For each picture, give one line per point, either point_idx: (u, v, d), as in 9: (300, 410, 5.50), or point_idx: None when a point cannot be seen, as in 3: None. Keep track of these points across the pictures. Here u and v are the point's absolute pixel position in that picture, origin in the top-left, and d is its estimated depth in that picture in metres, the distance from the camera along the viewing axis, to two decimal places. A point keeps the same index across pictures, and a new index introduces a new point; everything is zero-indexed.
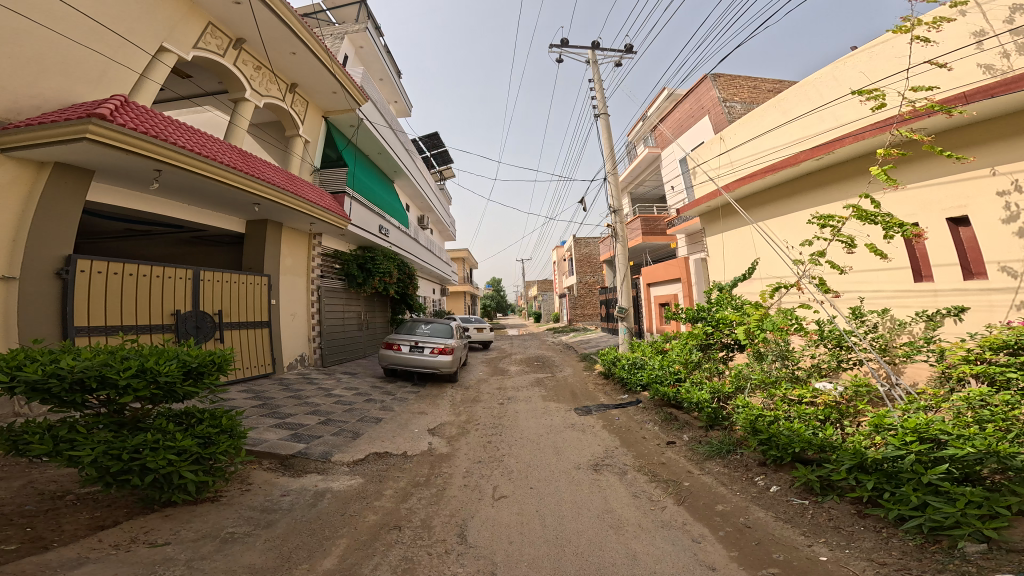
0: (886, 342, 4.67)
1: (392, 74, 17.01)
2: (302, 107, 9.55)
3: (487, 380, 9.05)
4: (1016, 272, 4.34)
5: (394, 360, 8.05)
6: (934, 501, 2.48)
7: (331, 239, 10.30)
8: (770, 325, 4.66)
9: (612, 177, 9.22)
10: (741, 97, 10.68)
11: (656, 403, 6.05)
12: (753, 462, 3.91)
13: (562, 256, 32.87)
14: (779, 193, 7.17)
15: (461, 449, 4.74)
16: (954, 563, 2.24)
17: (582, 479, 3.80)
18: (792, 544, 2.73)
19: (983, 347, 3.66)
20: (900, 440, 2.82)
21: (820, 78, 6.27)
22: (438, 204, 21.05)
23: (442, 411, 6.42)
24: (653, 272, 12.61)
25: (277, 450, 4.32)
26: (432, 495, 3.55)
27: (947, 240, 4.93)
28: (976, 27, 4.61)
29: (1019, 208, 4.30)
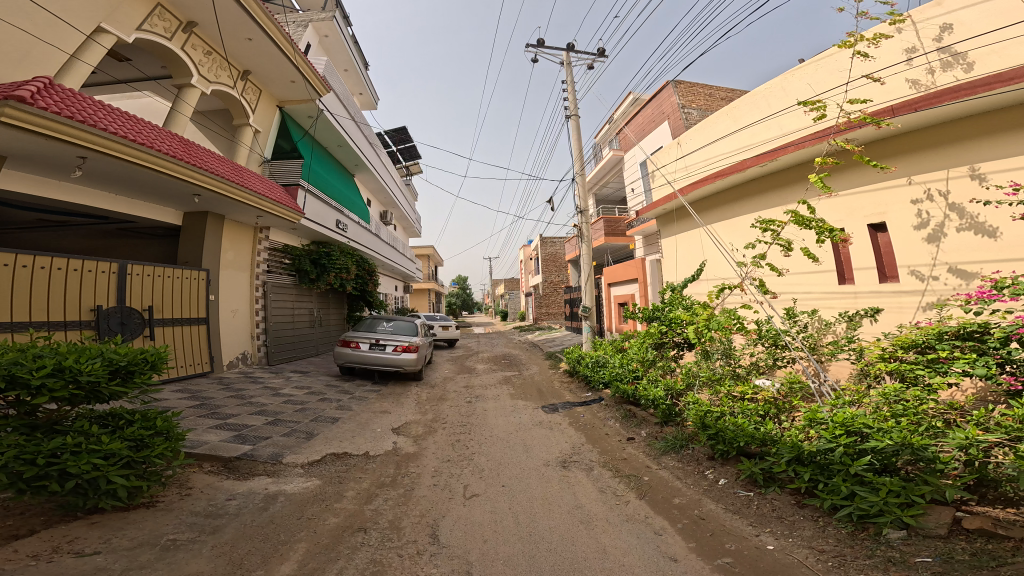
0: (816, 342, 4.99)
1: (358, 64, 16.45)
2: (253, 95, 8.95)
3: (452, 378, 8.91)
4: (923, 275, 4.81)
5: (351, 358, 7.73)
6: (861, 491, 2.68)
7: (280, 233, 9.72)
8: (716, 325, 4.95)
9: (580, 178, 9.32)
10: (697, 104, 11.15)
11: (618, 400, 6.15)
12: (703, 456, 4.06)
13: (528, 255, 33.18)
14: (728, 198, 7.56)
15: (427, 448, 4.62)
16: (881, 549, 2.45)
17: (551, 476, 3.80)
18: (742, 534, 2.86)
19: (897, 346, 3.96)
20: (832, 434, 3.01)
21: (770, 89, 6.65)
22: (402, 200, 20.59)
23: (405, 410, 6.25)
24: (613, 272, 12.94)
25: (221, 453, 4.02)
26: (398, 496, 3.42)
27: (869, 244, 5.38)
28: (907, 44, 5.06)
29: (929, 216, 4.78)
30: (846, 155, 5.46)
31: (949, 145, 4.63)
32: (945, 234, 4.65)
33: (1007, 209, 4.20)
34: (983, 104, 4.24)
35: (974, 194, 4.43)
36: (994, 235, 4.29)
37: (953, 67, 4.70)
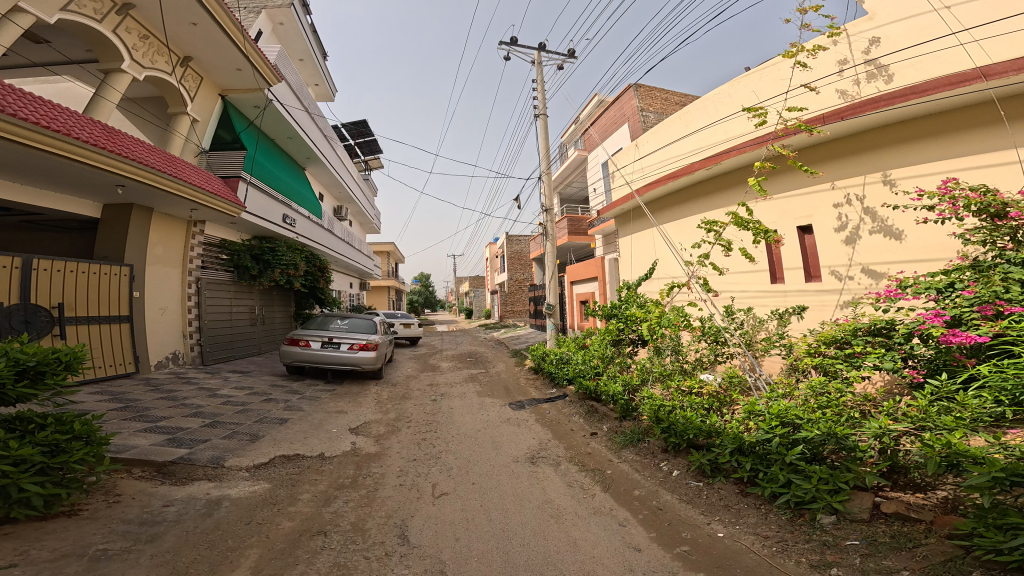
0: (752, 339, 5.27)
1: (314, 55, 15.69)
2: (194, 83, 8.24)
3: (414, 377, 8.67)
4: (841, 275, 5.26)
5: (302, 356, 7.35)
6: (796, 479, 2.89)
7: (217, 227, 9.06)
8: (667, 322, 5.14)
9: (546, 176, 9.34)
10: (655, 107, 11.53)
11: (581, 396, 6.23)
12: (658, 449, 4.17)
13: (494, 253, 33.13)
14: (678, 199, 7.87)
15: (390, 448, 4.47)
16: (816, 533, 2.64)
17: (520, 472, 3.79)
18: (695, 522, 2.98)
19: (820, 341, 4.22)
20: (769, 425, 3.20)
21: (720, 93, 6.93)
22: (359, 194, 19.84)
23: (363, 410, 6.01)
24: (575, 271, 13.15)
25: (152, 458, 3.65)
26: (361, 497, 3.27)
27: (796, 246, 5.80)
28: (840, 56, 5.40)
29: (848, 220, 5.20)
30: (783, 160, 5.81)
31: (864, 154, 5.05)
32: (859, 236, 5.09)
33: (910, 214, 4.62)
34: (900, 113, 4.61)
35: (886, 199, 4.86)
36: (899, 237, 4.73)
37: (876, 79, 5.08)
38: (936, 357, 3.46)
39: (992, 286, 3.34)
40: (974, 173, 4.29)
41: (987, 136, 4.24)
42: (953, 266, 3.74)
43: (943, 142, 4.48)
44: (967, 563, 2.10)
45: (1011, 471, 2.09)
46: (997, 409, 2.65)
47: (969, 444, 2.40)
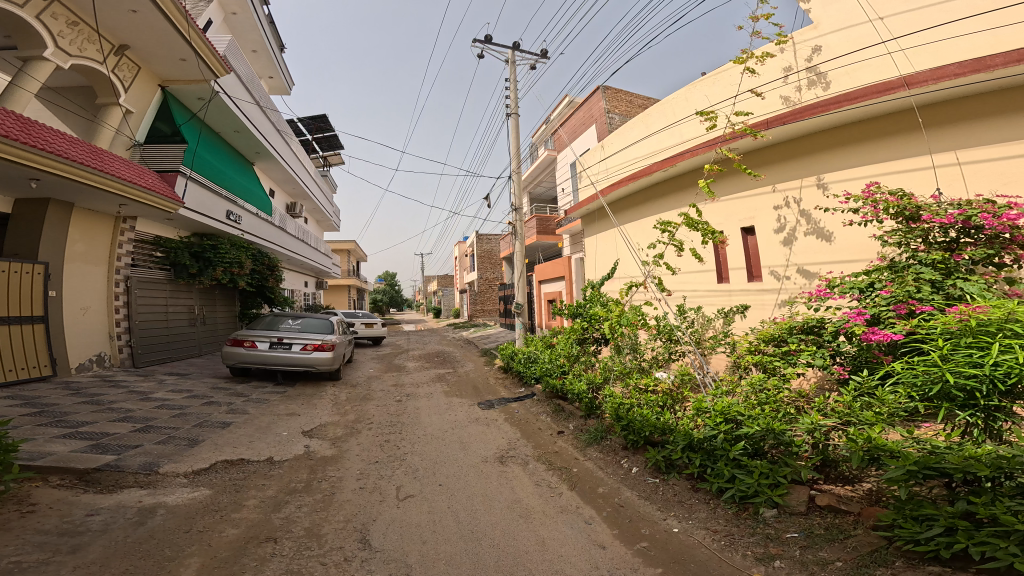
0: (701, 336, 5.38)
1: (270, 48, 14.99)
2: (130, 72, 7.55)
3: (376, 378, 8.36)
4: (778, 275, 5.61)
5: (246, 358, 6.90)
6: (740, 475, 3.05)
7: (149, 224, 8.36)
8: (626, 320, 5.22)
9: (516, 176, 9.34)
10: (620, 109, 11.82)
11: (548, 394, 6.23)
12: (619, 446, 4.21)
13: (463, 252, 32.79)
14: (637, 201, 8.12)
15: (349, 450, 4.27)
16: (760, 527, 2.76)
17: (489, 472, 3.73)
18: (652, 518, 3.06)
19: (760, 340, 4.40)
20: (714, 421, 3.33)
21: (677, 97, 7.20)
22: (315, 190, 18.97)
23: (319, 412, 5.72)
24: (544, 271, 13.24)
25: (73, 465, 3.29)
26: (318, 501, 3.10)
27: (740, 246, 6.13)
28: (786, 63, 5.69)
29: (786, 222, 5.54)
30: (729, 163, 6.14)
31: (804, 157, 5.36)
32: (796, 238, 5.44)
33: (837, 216, 4.98)
34: (836, 119, 4.91)
35: (818, 203, 5.22)
36: (828, 238, 5.09)
37: (815, 86, 5.38)
38: (859, 354, 3.72)
39: (906, 286, 3.65)
40: (895, 177, 4.65)
41: (909, 143, 4.56)
42: (873, 266, 4.04)
43: (872, 148, 4.81)
44: (891, 553, 2.26)
45: (922, 465, 2.28)
46: (910, 405, 2.76)
47: (890, 442, 2.57)
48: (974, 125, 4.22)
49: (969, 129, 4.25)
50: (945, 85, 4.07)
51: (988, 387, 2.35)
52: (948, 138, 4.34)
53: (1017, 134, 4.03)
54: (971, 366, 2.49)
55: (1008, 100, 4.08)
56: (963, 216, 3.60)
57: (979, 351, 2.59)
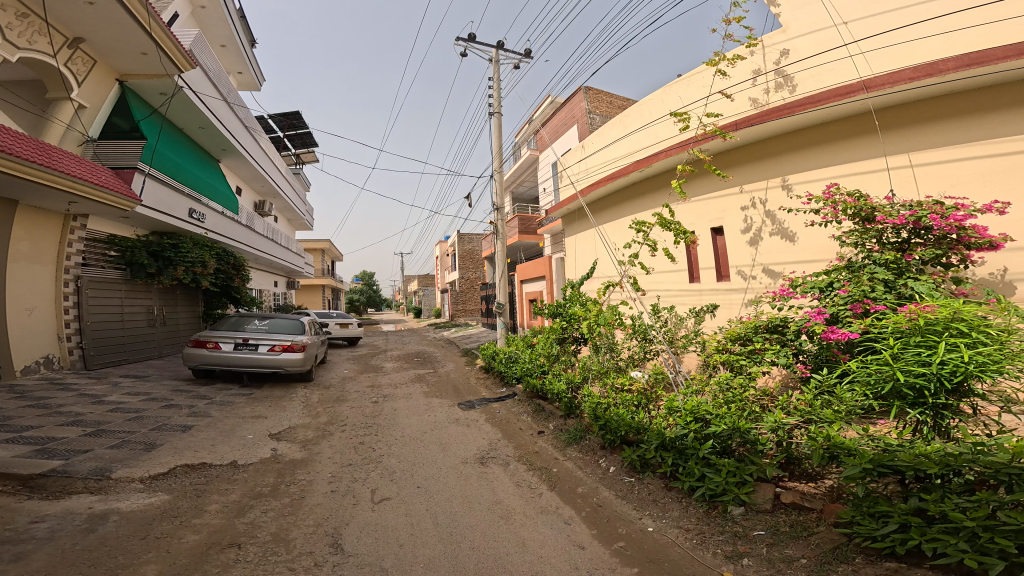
0: (674, 335, 5.38)
1: (241, 45, 14.51)
2: (84, 65, 7.10)
3: (352, 378, 8.14)
4: (745, 275, 5.76)
5: (210, 360, 6.60)
6: (709, 473, 3.08)
7: (100, 221, 7.88)
8: (603, 320, 5.24)
9: (498, 176, 9.30)
10: (601, 110, 11.95)
11: (529, 395, 6.19)
12: (597, 445, 4.21)
13: (444, 252, 32.47)
14: (614, 201, 8.24)
15: (320, 453, 4.12)
16: (728, 525, 2.81)
17: (469, 473, 3.67)
18: (628, 518, 3.08)
19: (727, 339, 4.52)
20: (684, 421, 3.36)
21: (652, 98, 7.24)
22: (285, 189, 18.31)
23: (288, 414, 5.51)
24: (525, 270, 13.25)
25: (16, 470, 3.05)
26: (286, 505, 2.97)
27: (710, 246, 6.27)
28: (754, 66, 5.72)
29: (752, 222, 5.68)
30: (701, 165, 6.22)
31: (771, 158, 5.47)
32: (761, 238, 5.57)
33: (800, 217, 5.12)
34: (799, 121, 4.99)
35: (783, 203, 5.36)
36: (792, 239, 5.22)
37: (782, 89, 5.42)
38: (819, 353, 3.84)
39: (862, 286, 3.82)
40: (853, 179, 4.77)
41: (867, 144, 4.68)
42: (833, 265, 4.18)
43: (834, 150, 4.92)
44: (851, 549, 2.33)
45: (876, 462, 2.35)
46: (866, 402, 2.90)
47: (846, 439, 2.69)
48: (927, 127, 4.32)
49: (922, 132, 4.35)
50: (900, 89, 4.17)
51: (936, 384, 2.54)
52: (903, 141, 4.46)
53: (967, 137, 4.15)
54: (919, 365, 2.67)
55: (958, 104, 4.19)
56: (915, 217, 3.73)
57: (928, 349, 2.74)
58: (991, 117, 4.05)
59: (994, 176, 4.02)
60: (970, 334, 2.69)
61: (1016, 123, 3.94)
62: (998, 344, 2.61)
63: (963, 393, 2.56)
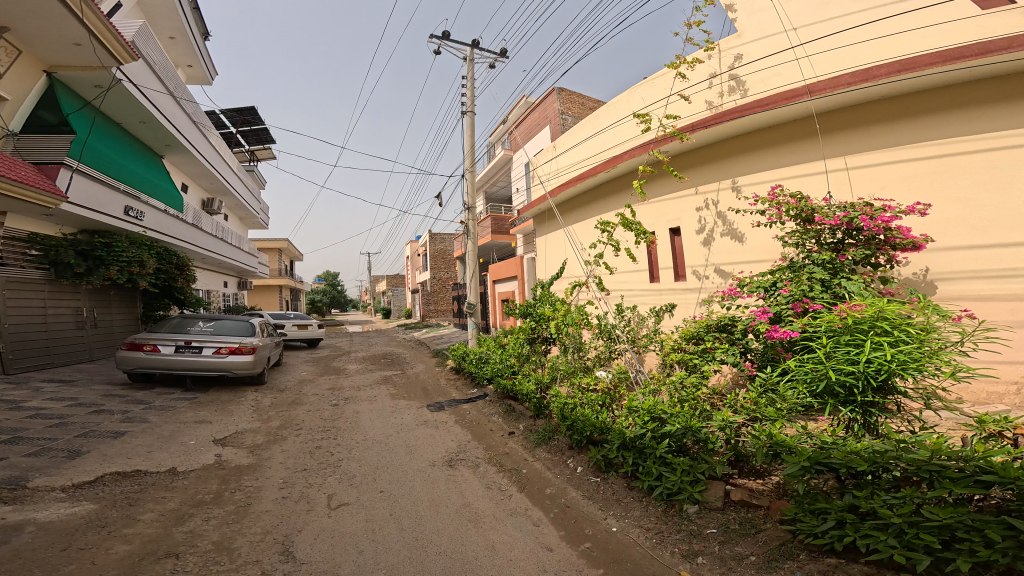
0: (636, 335, 5.48)
1: (192, 37, 13.65)
2: (8, 55, 6.40)
3: (311, 381, 7.74)
4: (698, 275, 5.99)
5: (148, 363, 6.10)
6: (666, 472, 3.11)
7: (21, 219, 7.13)
8: (570, 320, 5.26)
9: (469, 175, 9.22)
10: (574, 111, 12.06)
11: (499, 395, 6.13)
12: (565, 446, 4.20)
13: (414, 251, 31.82)
14: (582, 201, 8.34)
15: (271, 458, 3.88)
16: (684, 523, 2.87)
17: (436, 476, 3.57)
18: (594, 518, 3.09)
19: (682, 338, 4.67)
20: (642, 420, 3.39)
21: (619, 98, 7.30)
22: (236, 188, 17.23)
23: (236, 418, 5.16)
24: (497, 270, 13.22)
25: None
26: (231, 513, 2.76)
27: (668, 246, 6.47)
28: (711, 69, 5.78)
29: (705, 223, 5.90)
30: (660, 167, 6.42)
31: (724, 160, 5.65)
32: (713, 238, 5.79)
33: (747, 218, 5.36)
34: (748, 123, 5.14)
35: (732, 204, 5.56)
36: (740, 239, 5.45)
37: (735, 93, 5.50)
38: (765, 351, 4.01)
39: (802, 285, 4.08)
40: (795, 181, 4.99)
41: (810, 147, 4.88)
42: (777, 265, 4.42)
43: (780, 152, 5.12)
44: (796, 546, 2.45)
45: (813, 460, 2.46)
46: (805, 400, 3.04)
47: (788, 437, 2.80)
48: (862, 131, 4.54)
49: (857, 136, 4.57)
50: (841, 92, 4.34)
51: (863, 382, 2.77)
52: (841, 144, 4.67)
53: (896, 141, 4.37)
54: (850, 363, 2.89)
55: (890, 109, 4.41)
56: (847, 218, 4.04)
57: (857, 346, 2.97)
58: (918, 121, 4.27)
59: (918, 180, 4.26)
60: (893, 332, 2.92)
61: (939, 129, 4.17)
62: (917, 343, 2.84)
63: (888, 390, 2.78)
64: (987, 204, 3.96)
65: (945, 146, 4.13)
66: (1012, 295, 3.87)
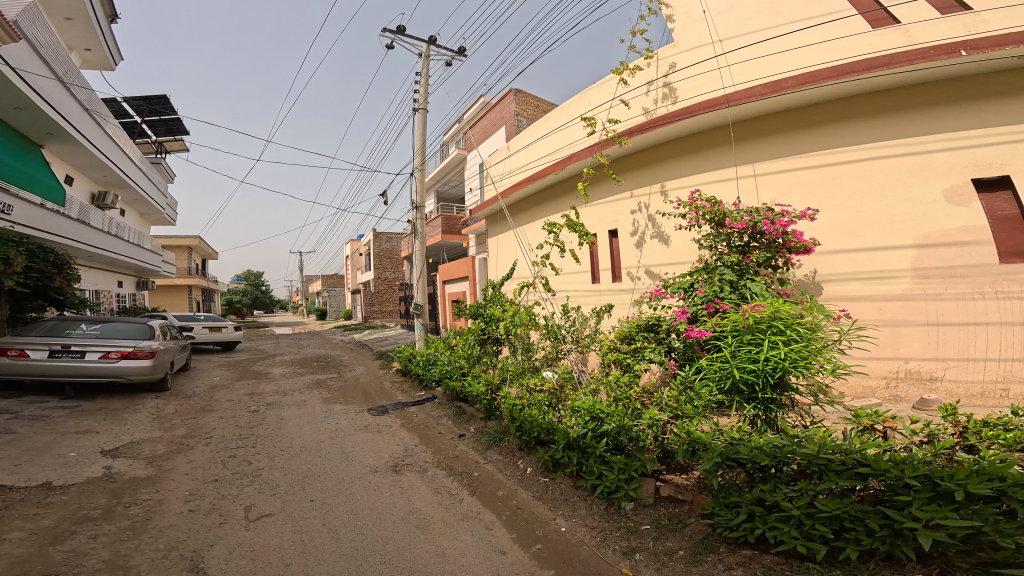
0: (579, 335, 5.60)
1: (95, 22, 11.95)
2: None
3: (229, 387, 6.90)
4: (632, 276, 6.32)
5: (13, 369, 5.09)
6: (605, 471, 3.12)
7: None
8: (519, 321, 5.27)
9: (419, 173, 8.97)
10: (530, 113, 12.18)
11: (448, 398, 5.90)
12: (516, 447, 4.11)
13: (356, 250, 30.20)
14: (531, 202, 8.45)
15: (175, 470, 3.35)
16: (623, 521, 2.91)
17: (379, 482, 3.30)
18: (543, 518, 3.06)
19: (617, 338, 4.85)
20: (583, 420, 3.38)
21: (569, 101, 7.50)
22: (139, 180, 15.12)
23: (131, 428, 4.41)
24: (447, 270, 12.94)
25: None
26: (125, 528, 2.40)
27: (607, 247, 6.78)
28: (649, 77, 6.11)
29: (638, 227, 6.26)
30: (602, 169, 6.73)
31: (658, 165, 6.01)
32: (645, 241, 6.16)
33: (671, 221, 5.78)
34: (677, 130, 5.54)
35: (661, 208, 5.94)
36: (666, 241, 5.85)
37: (668, 99, 5.86)
38: (684, 350, 4.26)
39: (714, 286, 4.49)
40: (710, 187, 5.49)
41: (730, 154, 5.32)
42: (694, 268, 4.80)
43: (706, 159, 5.52)
44: (715, 538, 2.58)
45: (724, 455, 2.55)
46: (716, 397, 3.25)
47: (703, 434, 2.92)
48: (772, 142, 5.04)
49: (769, 145, 5.06)
50: (755, 102, 4.81)
51: (763, 380, 3.04)
52: (755, 152, 5.15)
53: (799, 150, 4.89)
54: (750, 362, 3.15)
55: (796, 121, 4.91)
56: (752, 222, 4.51)
57: (758, 345, 3.25)
58: (815, 132, 4.81)
59: (810, 187, 4.84)
60: (787, 331, 3.24)
61: (832, 140, 4.72)
62: (805, 341, 3.18)
63: (783, 388, 3.08)
64: (862, 209, 4.59)
65: (836, 156, 4.70)
66: (882, 296, 4.48)
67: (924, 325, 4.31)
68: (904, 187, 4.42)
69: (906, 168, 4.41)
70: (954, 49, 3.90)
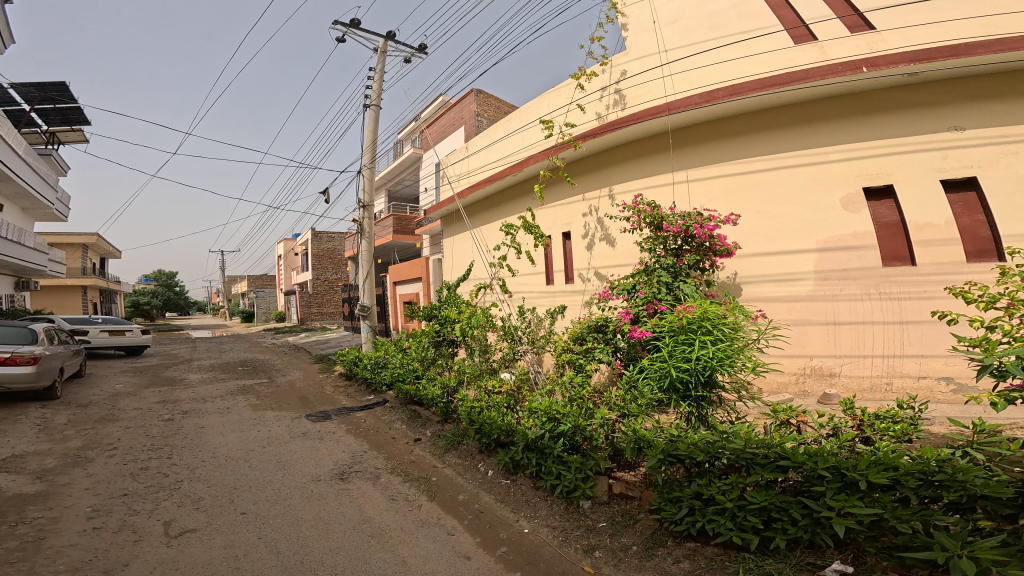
0: (534, 338, 5.42)
1: None
2: None
3: (138, 394, 5.97)
4: (584, 277, 6.40)
5: None
6: (562, 471, 3.00)
7: None
8: (475, 323, 5.06)
9: (369, 170, 8.53)
10: (489, 114, 12.12)
11: (400, 402, 5.52)
12: (476, 450, 3.88)
13: (293, 250, 28.10)
14: (488, 204, 8.37)
15: (72, 484, 2.81)
16: (581, 520, 2.80)
17: (322, 491, 2.94)
18: (505, 521, 2.89)
19: (570, 338, 4.82)
20: (540, 421, 3.26)
21: (529, 103, 7.56)
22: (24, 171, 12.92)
23: (9, 440, 3.61)
24: (397, 271, 12.42)
25: None
26: (13, 550, 2.03)
27: (561, 249, 6.84)
28: (603, 83, 6.31)
29: (590, 230, 6.37)
30: (558, 172, 6.81)
31: (607, 169, 6.20)
32: (595, 244, 6.29)
33: (617, 224, 5.96)
34: (623, 136, 5.76)
35: (609, 211, 6.12)
36: (612, 244, 6.02)
37: (618, 105, 6.10)
38: (628, 350, 4.35)
39: (653, 288, 4.65)
40: (653, 190, 5.76)
41: (672, 160, 5.60)
42: (636, 270, 4.95)
43: (650, 164, 5.77)
44: (663, 533, 2.54)
45: (665, 452, 2.54)
46: (655, 396, 3.28)
47: (647, 432, 2.91)
48: (707, 150, 5.38)
49: (705, 152, 5.39)
50: (692, 111, 5.12)
51: (695, 378, 3.13)
52: (694, 157, 5.45)
53: (733, 156, 5.24)
54: (684, 361, 3.21)
55: (729, 129, 5.27)
56: (685, 226, 4.70)
57: (690, 345, 3.32)
58: (746, 140, 5.18)
59: (734, 192, 5.23)
60: (713, 332, 3.35)
61: (762, 146, 5.11)
62: (729, 340, 3.33)
63: (711, 385, 3.22)
64: (777, 214, 5.01)
65: (763, 162, 5.09)
66: (791, 297, 4.92)
67: (824, 324, 4.78)
68: (811, 193, 4.89)
69: (812, 176, 4.90)
70: (858, 65, 4.37)
